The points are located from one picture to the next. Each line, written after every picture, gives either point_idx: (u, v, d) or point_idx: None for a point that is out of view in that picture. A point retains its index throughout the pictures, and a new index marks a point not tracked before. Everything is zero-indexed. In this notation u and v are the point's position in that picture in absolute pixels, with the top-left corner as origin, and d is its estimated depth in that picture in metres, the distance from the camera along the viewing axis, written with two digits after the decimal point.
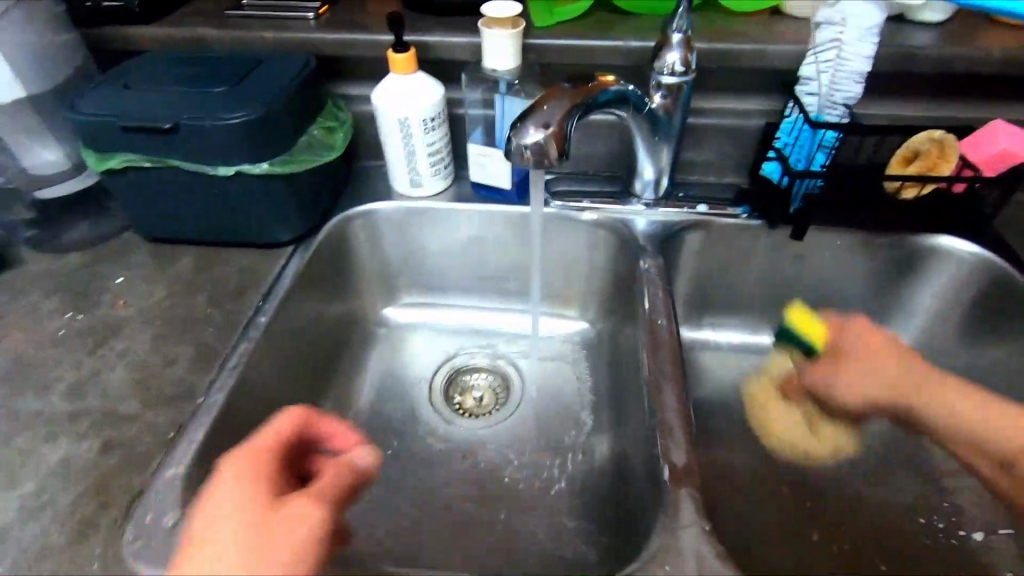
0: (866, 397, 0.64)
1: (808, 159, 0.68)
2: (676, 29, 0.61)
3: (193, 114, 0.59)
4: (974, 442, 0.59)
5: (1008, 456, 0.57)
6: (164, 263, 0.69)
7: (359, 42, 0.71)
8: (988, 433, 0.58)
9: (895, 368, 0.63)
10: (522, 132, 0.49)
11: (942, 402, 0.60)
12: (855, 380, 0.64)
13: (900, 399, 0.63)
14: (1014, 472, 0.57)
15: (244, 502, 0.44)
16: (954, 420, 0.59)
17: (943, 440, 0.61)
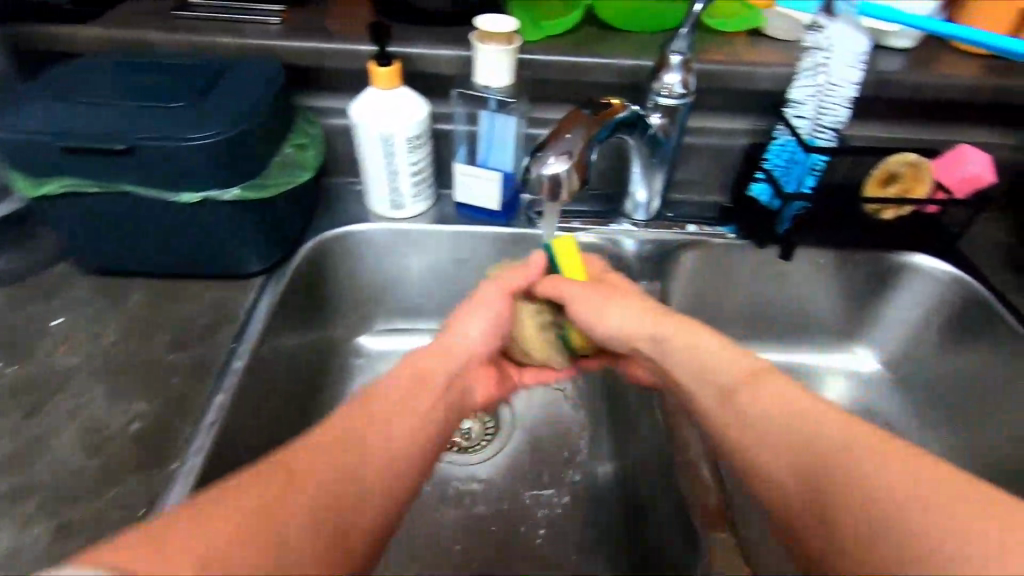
0: (654, 337, 0.53)
1: (798, 183, 0.69)
2: (676, 51, 0.59)
3: (149, 133, 0.52)
4: (726, 393, 0.46)
5: (730, 387, 0.46)
6: (112, 301, 0.60)
7: (333, 51, 0.65)
8: (723, 370, 0.47)
9: (662, 320, 0.53)
10: (541, 162, 0.46)
11: (686, 341, 0.51)
12: (611, 305, 0.56)
13: (659, 336, 0.52)
14: (734, 411, 0.45)
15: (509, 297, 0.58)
16: (689, 355, 0.50)
17: (688, 389, 0.50)
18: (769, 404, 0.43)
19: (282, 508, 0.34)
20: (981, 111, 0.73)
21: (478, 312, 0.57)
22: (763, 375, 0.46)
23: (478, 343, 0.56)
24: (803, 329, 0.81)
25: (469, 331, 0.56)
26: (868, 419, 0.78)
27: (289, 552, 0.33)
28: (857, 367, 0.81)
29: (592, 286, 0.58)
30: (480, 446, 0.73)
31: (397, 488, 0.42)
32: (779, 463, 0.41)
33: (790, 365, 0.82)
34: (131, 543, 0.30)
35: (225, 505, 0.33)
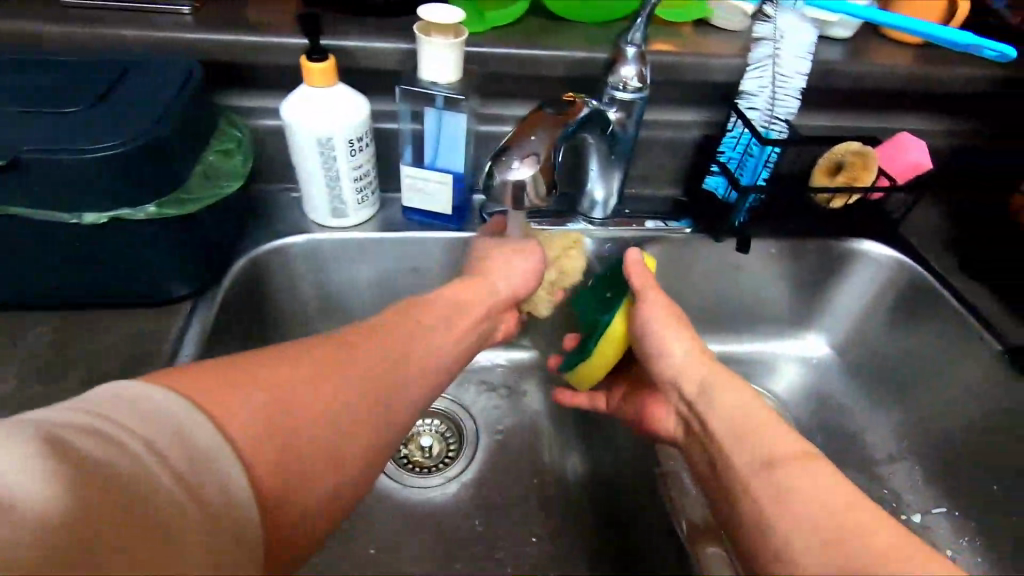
0: (705, 386, 0.51)
1: (753, 176, 0.68)
2: (631, 42, 0.57)
3: (40, 146, 0.44)
4: (767, 461, 0.42)
5: (774, 456, 0.42)
6: (8, 341, 0.52)
7: (256, 45, 0.59)
8: (774, 439, 0.44)
9: (721, 377, 0.51)
10: (505, 166, 0.42)
11: (737, 399, 0.49)
12: (670, 342, 0.55)
13: (711, 384, 0.51)
14: (768, 479, 0.41)
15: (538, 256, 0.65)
16: (734, 410, 0.48)
17: (720, 440, 0.47)
18: (806, 480, 0.40)
19: (326, 394, 0.39)
20: (916, 99, 0.75)
21: (518, 259, 0.62)
22: (814, 460, 0.42)
23: (516, 285, 0.62)
24: (759, 319, 0.82)
25: (511, 276, 0.62)
26: (824, 404, 0.79)
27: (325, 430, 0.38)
28: (808, 353, 0.82)
29: (673, 313, 0.56)
30: (444, 465, 0.69)
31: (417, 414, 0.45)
32: (801, 541, 0.37)
33: (747, 355, 0.83)
34: (199, 374, 0.35)
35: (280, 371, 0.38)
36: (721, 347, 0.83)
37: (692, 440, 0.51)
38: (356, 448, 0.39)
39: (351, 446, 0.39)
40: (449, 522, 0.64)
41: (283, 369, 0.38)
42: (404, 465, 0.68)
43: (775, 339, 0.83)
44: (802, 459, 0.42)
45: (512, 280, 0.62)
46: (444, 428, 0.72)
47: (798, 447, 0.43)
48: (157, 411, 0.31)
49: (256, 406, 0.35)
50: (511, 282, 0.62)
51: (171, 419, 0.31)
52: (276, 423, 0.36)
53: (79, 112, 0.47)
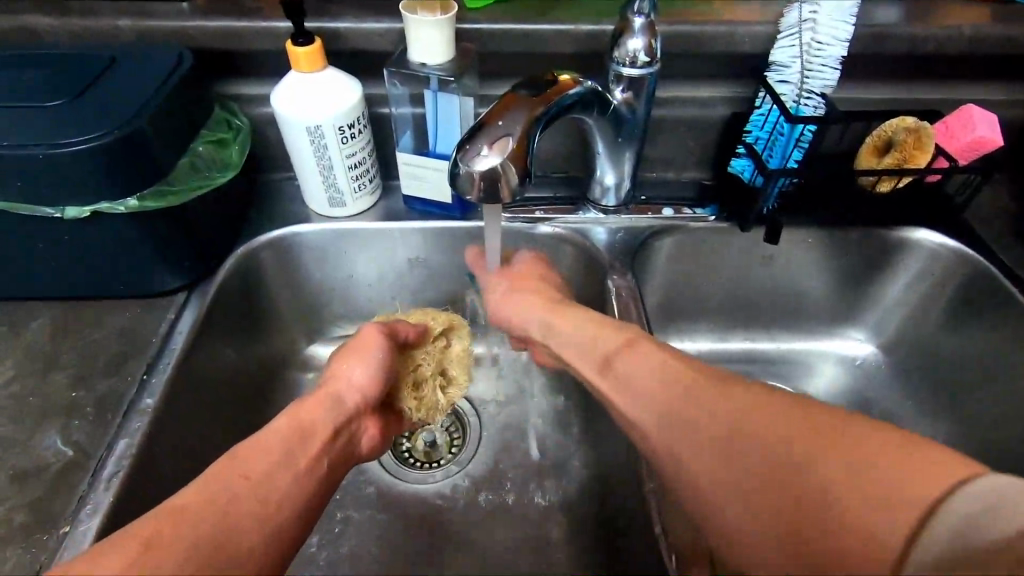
0: (550, 325, 0.53)
1: (783, 158, 0.61)
2: (637, 13, 0.51)
3: (18, 140, 0.44)
4: (605, 361, 0.46)
5: (608, 355, 0.46)
6: (9, 331, 0.53)
7: (249, 31, 0.57)
8: (604, 343, 0.47)
9: (567, 312, 0.52)
10: (472, 155, 0.39)
11: (576, 327, 0.50)
12: (516, 296, 0.58)
13: (552, 322, 0.53)
14: (626, 388, 0.43)
15: (374, 351, 0.53)
16: (574, 334, 0.50)
17: (571, 361, 0.50)
18: (661, 383, 0.41)
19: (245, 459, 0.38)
20: (989, 65, 0.65)
21: (359, 354, 0.53)
22: (639, 345, 0.45)
23: (360, 388, 0.51)
24: (794, 314, 0.75)
25: (363, 370, 0.52)
26: (868, 411, 0.71)
27: (251, 494, 0.36)
28: (849, 353, 0.74)
29: (511, 291, 0.58)
30: (445, 461, 0.66)
31: (327, 412, 0.47)
32: (692, 454, 0.36)
33: (780, 353, 0.76)
34: None
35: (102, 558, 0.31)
36: (751, 343, 0.76)
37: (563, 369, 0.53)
38: (286, 481, 0.39)
39: (281, 484, 0.38)
40: (440, 519, 0.62)
41: (123, 539, 0.31)
42: (404, 459, 0.66)
43: (812, 336, 0.76)
44: (631, 342, 0.45)
45: (359, 377, 0.52)
46: (447, 422, 0.70)
47: (622, 334, 0.47)
48: None
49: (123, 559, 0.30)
50: (357, 376, 0.52)
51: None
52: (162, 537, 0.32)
53: (61, 105, 0.47)
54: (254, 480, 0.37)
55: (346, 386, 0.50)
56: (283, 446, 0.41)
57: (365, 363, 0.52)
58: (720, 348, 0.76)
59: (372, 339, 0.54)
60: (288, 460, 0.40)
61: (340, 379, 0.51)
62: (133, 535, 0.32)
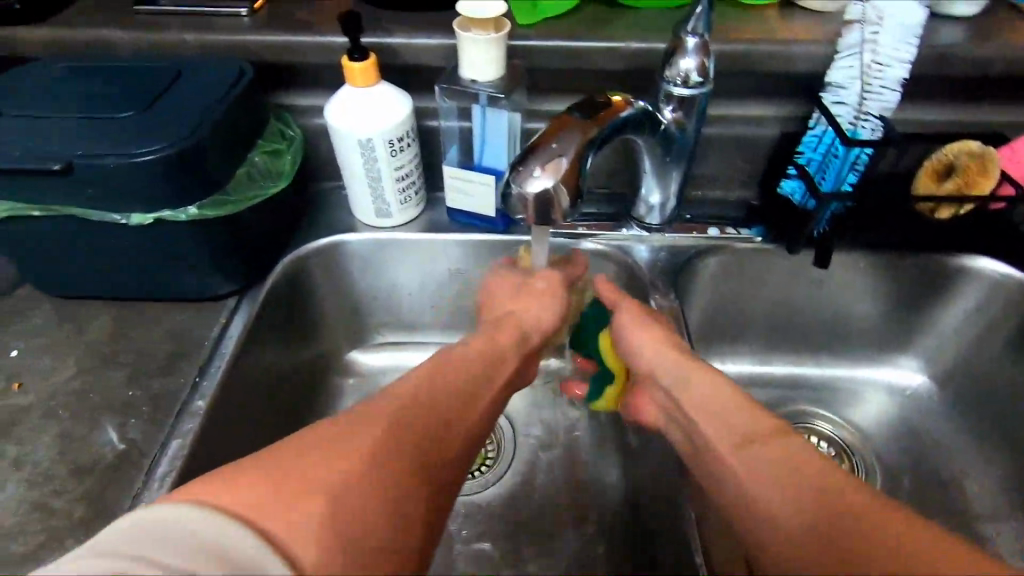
0: (682, 380, 0.48)
1: (837, 181, 0.60)
2: (691, 32, 0.50)
3: (89, 151, 0.47)
4: (744, 439, 0.41)
5: (750, 435, 0.41)
6: (72, 328, 0.56)
7: (305, 45, 0.59)
8: (746, 421, 0.42)
9: (695, 365, 0.49)
10: (525, 176, 0.39)
11: (707, 387, 0.46)
12: (642, 327, 0.54)
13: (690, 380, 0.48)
14: (747, 459, 0.40)
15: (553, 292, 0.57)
16: (695, 400, 0.46)
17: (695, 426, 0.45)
18: (784, 455, 0.39)
19: (452, 379, 0.43)
20: None
21: (535, 297, 0.56)
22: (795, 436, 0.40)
23: (542, 321, 0.55)
24: (841, 340, 0.72)
25: (539, 309, 0.55)
26: (919, 444, 0.68)
27: (443, 442, 0.38)
28: (900, 382, 0.71)
29: (635, 318, 0.55)
30: (479, 473, 0.66)
31: (516, 343, 0.51)
32: (789, 510, 0.36)
33: (825, 379, 0.73)
34: (243, 480, 0.31)
35: (334, 449, 0.33)
36: (795, 368, 0.74)
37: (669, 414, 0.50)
38: (480, 411, 0.43)
39: (474, 414, 0.42)
40: (473, 532, 0.62)
41: (348, 437, 0.34)
42: None
43: (861, 362, 0.73)
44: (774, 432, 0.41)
45: (541, 312, 0.55)
46: None
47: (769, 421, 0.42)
48: (177, 533, 0.27)
49: (366, 445, 0.34)
50: (542, 312, 0.55)
51: (224, 554, 0.27)
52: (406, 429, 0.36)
53: (129, 116, 0.49)
54: (456, 413, 0.41)
55: (529, 317, 0.55)
56: (479, 371, 0.46)
57: (545, 293, 0.56)
58: (763, 370, 0.74)
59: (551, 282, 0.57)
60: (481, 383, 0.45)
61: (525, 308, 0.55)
62: (374, 423, 0.35)
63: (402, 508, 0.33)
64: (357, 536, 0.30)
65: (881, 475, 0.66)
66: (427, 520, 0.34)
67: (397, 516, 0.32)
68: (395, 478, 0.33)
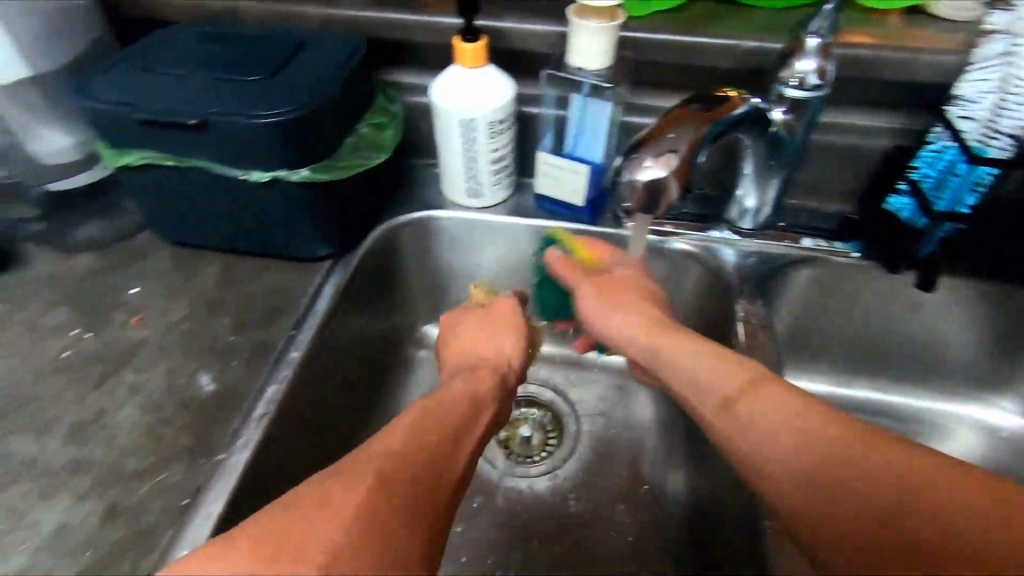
0: (652, 345, 0.50)
1: (954, 201, 0.55)
2: (813, 33, 0.49)
3: (221, 109, 0.50)
4: (724, 400, 0.43)
5: (728, 397, 0.43)
6: (185, 274, 0.60)
7: (419, 24, 0.61)
8: (721, 381, 0.44)
9: (661, 333, 0.50)
10: (636, 165, 0.39)
11: (680, 352, 0.48)
12: (618, 313, 0.53)
13: (655, 346, 0.50)
14: (736, 422, 0.42)
15: (507, 323, 0.58)
16: (681, 372, 0.47)
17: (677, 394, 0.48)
18: (781, 421, 0.40)
19: (434, 408, 0.44)
20: None
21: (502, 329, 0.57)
22: (763, 387, 0.42)
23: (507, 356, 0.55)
24: (932, 371, 0.68)
25: (501, 341, 0.56)
26: None
27: (444, 459, 0.40)
28: (994, 422, 0.67)
29: (597, 288, 0.55)
30: (540, 458, 0.67)
31: (494, 380, 0.52)
32: (791, 475, 0.38)
33: (910, 410, 0.70)
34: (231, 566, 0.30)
35: (330, 508, 0.33)
36: (877, 395, 0.71)
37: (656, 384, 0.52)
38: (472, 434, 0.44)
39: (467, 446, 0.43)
40: (529, 513, 0.62)
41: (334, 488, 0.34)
42: (499, 449, 0.67)
43: (951, 396, 0.69)
44: (747, 382, 0.43)
45: (510, 342, 0.56)
46: (543, 419, 0.70)
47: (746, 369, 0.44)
48: None
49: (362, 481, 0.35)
50: (502, 348, 0.56)
51: None
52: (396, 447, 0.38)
53: (256, 80, 0.53)
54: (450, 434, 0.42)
55: (496, 353, 0.55)
56: (467, 406, 0.46)
57: (503, 338, 0.56)
58: (843, 393, 0.71)
59: (511, 312, 0.59)
60: (472, 412, 0.46)
61: (489, 348, 0.56)
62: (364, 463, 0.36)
63: (406, 513, 0.34)
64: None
65: None
66: (438, 521, 0.36)
67: (402, 525, 0.33)
68: (391, 497, 0.34)
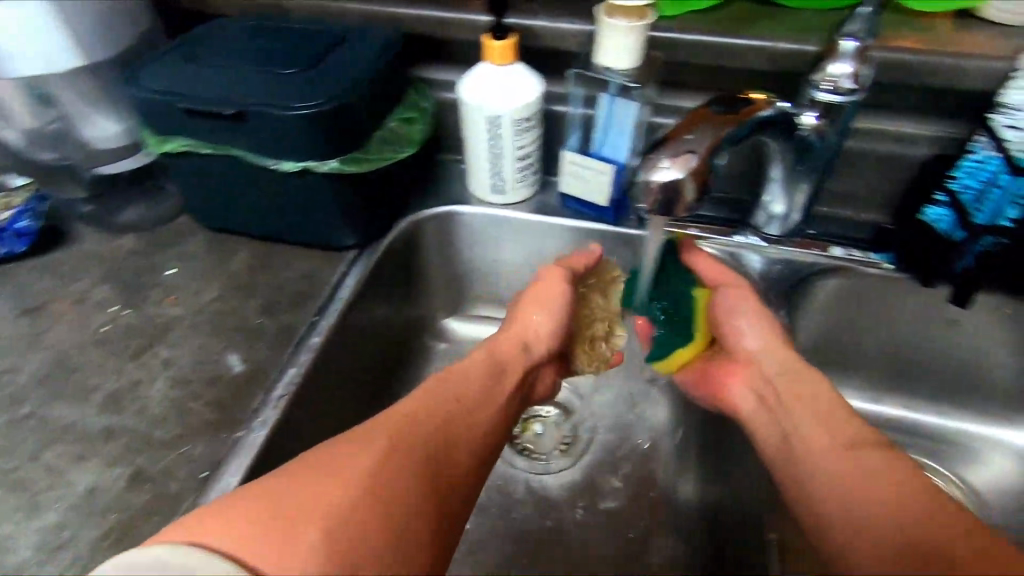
0: (793, 372, 0.52)
1: (994, 214, 0.53)
2: (849, 35, 0.48)
3: (257, 100, 0.52)
4: (853, 442, 0.44)
5: (855, 441, 0.44)
6: (218, 258, 0.63)
7: (452, 21, 0.62)
8: (856, 429, 0.45)
9: (800, 366, 0.52)
10: (653, 165, 0.39)
11: (816, 391, 0.50)
12: (747, 321, 0.56)
13: (796, 372, 0.52)
14: (850, 458, 0.43)
15: (552, 299, 0.58)
16: (805, 400, 0.49)
17: (790, 412, 0.50)
18: (876, 479, 0.40)
19: (464, 405, 0.47)
20: None
21: (546, 304, 0.58)
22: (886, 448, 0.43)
23: (541, 335, 0.58)
24: (967, 392, 0.66)
25: (542, 315, 0.58)
26: None
27: (448, 448, 0.43)
28: None
29: (752, 300, 0.57)
30: (552, 455, 0.67)
31: (518, 352, 0.56)
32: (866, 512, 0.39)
33: (941, 432, 0.67)
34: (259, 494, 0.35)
35: (346, 464, 0.37)
36: (907, 413, 0.68)
37: (762, 411, 0.53)
38: (483, 424, 0.48)
39: (477, 438, 0.46)
40: (538, 510, 0.63)
41: (346, 459, 0.38)
42: (514, 444, 0.68)
43: (987, 419, 0.66)
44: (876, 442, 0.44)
45: (539, 321, 0.58)
46: (559, 418, 0.70)
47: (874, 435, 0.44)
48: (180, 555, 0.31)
49: (378, 452, 0.39)
50: (541, 326, 0.58)
51: None
52: (416, 439, 0.41)
53: (291, 72, 0.55)
54: (461, 425, 0.46)
55: (527, 328, 0.58)
56: (483, 381, 0.51)
57: (547, 313, 0.58)
58: (871, 408, 0.69)
59: (554, 285, 0.58)
60: (487, 396, 0.50)
61: (526, 323, 0.58)
62: (380, 429, 0.41)
63: (416, 497, 0.38)
64: (359, 556, 0.34)
65: None
66: (439, 518, 0.39)
67: (401, 518, 0.36)
68: (394, 479, 0.38)
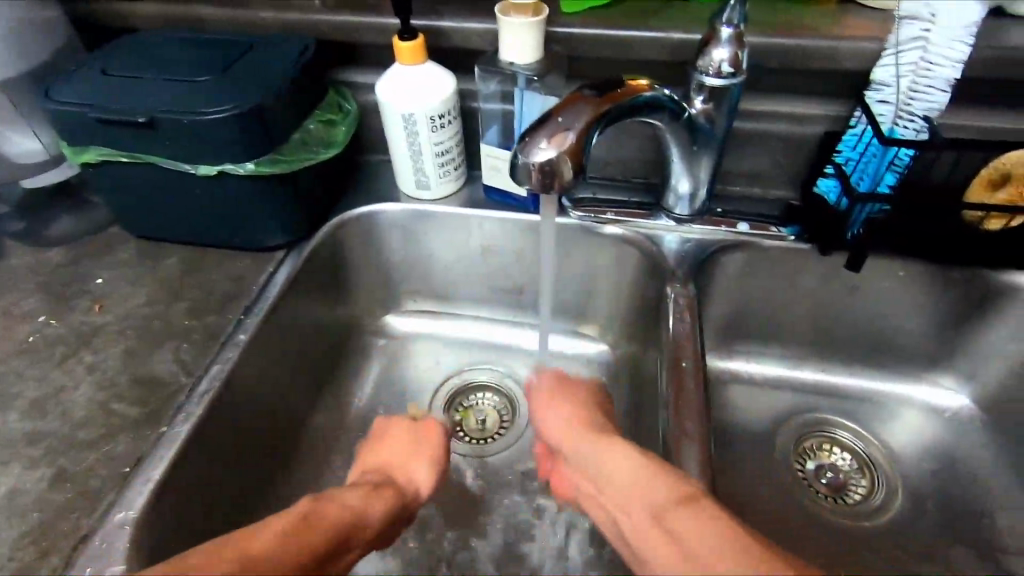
0: (593, 454, 0.50)
1: (874, 181, 0.59)
2: (726, 23, 0.50)
3: (169, 107, 0.54)
4: (657, 511, 0.41)
5: (660, 507, 0.41)
6: (148, 265, 0.64)
7: (367, 25, 0.64)
8: (657, 491, 0.42)
9: (605, 440, 0.51)
10: (530, 148, 0.42)
11: (614, 457, 0.48)
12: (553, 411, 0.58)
13: (599, 453, 0.49)
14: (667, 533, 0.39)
15: (419, 444, 0.56)
16: (613, 489, 0.45)
17: (603, 505, 0.46)
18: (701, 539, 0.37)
19: (348, 500, 0.46)
20: None
21: (409, 449, 0.56)
22: (698, 501, 0.40)
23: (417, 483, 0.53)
24: (876, 353, 0.70)
25: (419, 469, 0.54)
26: (948, 466, 0.65)
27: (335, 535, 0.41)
28: (939, 403, 0.68)
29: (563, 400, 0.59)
30: (490, 439, 0.68)
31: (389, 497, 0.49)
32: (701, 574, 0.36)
33: (858, 391, 0.71)
34: None
35: (221, 549, 0.35)
36: (825, 377, 0.72)
37: (595, 502, 0.48)
38: (358, 546, 0.44)
39: (362, 534, 0.44)
40: None
41: (230, 549, 0.35)
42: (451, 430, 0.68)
43: (896, 377, 0.70)
44: (684, 496, 0.41)
45: (420, 471, 0.54)
46: (498, 404, 0.71)
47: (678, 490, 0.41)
48: None
49: (255, 535, 0.37)
50: (414, 477, 0.54)
51: None
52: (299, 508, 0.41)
53: (205, 80, 0.56)
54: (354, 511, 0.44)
55: (401, 472, 0.54)
56: (364, 494, 0.47)
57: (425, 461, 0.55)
58: (790, 375, 0.72)
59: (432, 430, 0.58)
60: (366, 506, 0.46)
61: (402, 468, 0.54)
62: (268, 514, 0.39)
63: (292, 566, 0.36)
64: None
65: (903, 496, 0.64)
66: None
67: None
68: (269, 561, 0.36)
